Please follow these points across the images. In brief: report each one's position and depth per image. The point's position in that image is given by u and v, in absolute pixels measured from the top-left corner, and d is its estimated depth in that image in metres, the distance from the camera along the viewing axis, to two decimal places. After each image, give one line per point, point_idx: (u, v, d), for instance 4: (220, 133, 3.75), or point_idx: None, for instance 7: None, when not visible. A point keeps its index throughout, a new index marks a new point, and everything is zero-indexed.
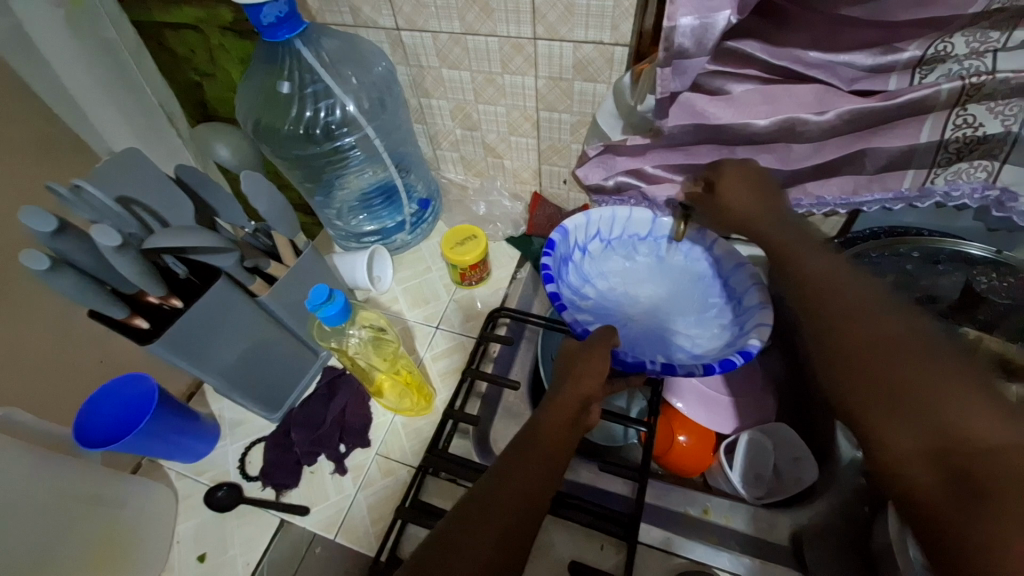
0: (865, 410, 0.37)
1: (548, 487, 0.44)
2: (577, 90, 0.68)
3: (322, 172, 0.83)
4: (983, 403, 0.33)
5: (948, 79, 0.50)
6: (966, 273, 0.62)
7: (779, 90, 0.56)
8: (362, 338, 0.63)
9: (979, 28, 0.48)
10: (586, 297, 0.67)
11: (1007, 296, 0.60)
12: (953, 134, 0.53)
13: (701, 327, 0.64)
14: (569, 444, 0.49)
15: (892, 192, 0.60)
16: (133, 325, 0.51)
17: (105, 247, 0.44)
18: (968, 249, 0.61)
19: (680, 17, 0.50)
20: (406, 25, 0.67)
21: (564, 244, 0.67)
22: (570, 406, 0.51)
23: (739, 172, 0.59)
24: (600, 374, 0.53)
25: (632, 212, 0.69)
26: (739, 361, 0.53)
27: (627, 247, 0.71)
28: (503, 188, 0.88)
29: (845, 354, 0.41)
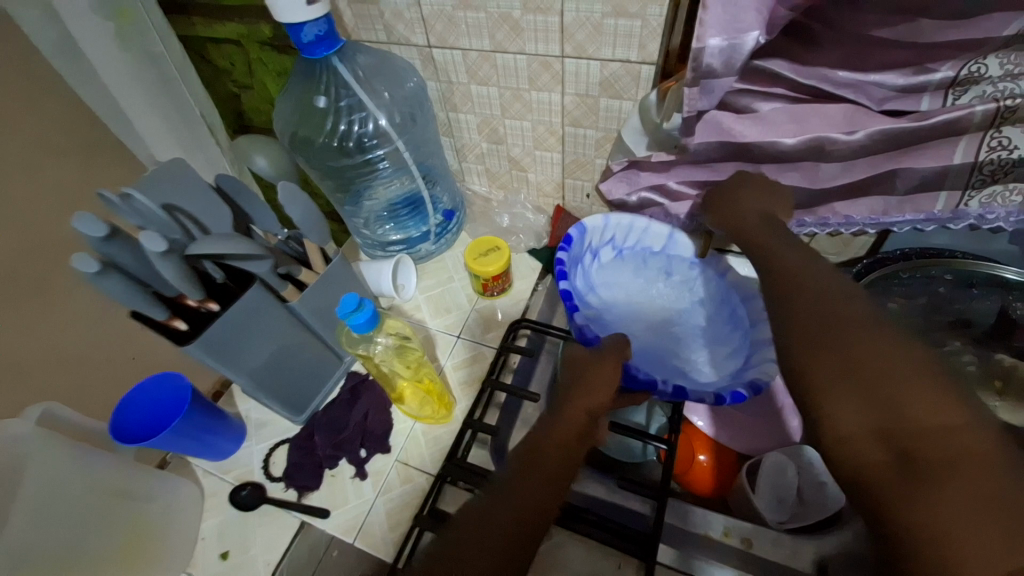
0: (823, 392, 0.40)
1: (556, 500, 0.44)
2: (603, 106, 0.69)
3: (351, 180, 0.85)
4: (924, 384, 0.36)
5: (982, 101, 0.50)
6: (1002, 298, 0.60)
7: (808, 109, 0.56)
8: (387, 346, 0.64)
9: (1013, 50, 0.48)
10: (591, 303, 0.68)
11: None
12: (986, 156, 0.53)
13: (704, 352, 0.64)
14: (577, 458, 0.48)
15: (923, 213, 0.59)
16: (172, 327, 0.53)
17: (151, 252, 0.47)
18: (1004, 273, 0.59)
19: (708, 38, 0.50)
20: (437, 43, 0.69)
21: (580, 243, 0.68)
22: (576, 419, 0.51)
23: (756, 188, 0.60)
24: (608, 388, 0.53)
25: (649, 225, 0.70)
26: (746, 394, 0.53)
27: (638, 260, 0.72)
28: (527, 201, 0.90)
29: (807, 339, 0.43)
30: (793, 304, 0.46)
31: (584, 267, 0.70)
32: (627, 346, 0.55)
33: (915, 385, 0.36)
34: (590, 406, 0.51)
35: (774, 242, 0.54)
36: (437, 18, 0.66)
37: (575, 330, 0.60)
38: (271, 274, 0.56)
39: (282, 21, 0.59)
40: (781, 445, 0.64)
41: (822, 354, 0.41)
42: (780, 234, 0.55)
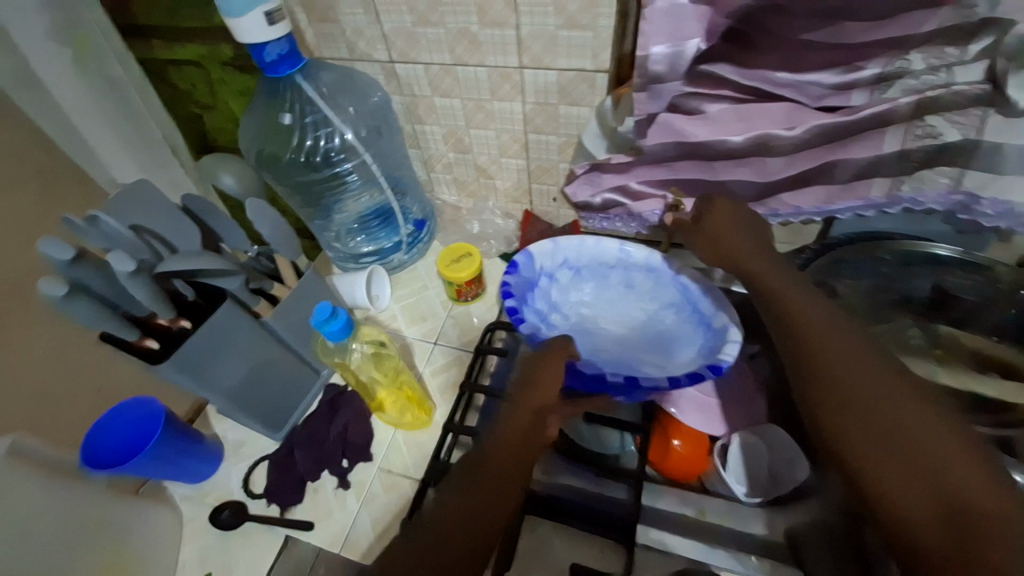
0: (870, 467, 0.40)
1: (504, 502, 0.46)
2: (562, 113, 0.72)
3: (320, 198, 0.86)
4: (966, 456, 0.37)
5: (907, 93, 0.55)
6: (935, 274, 0.65)
7: (752, 107, 0.60)
8: (363, 353, 0.65)
9: (935, 46, 0.52)
10: (553, 325, 0.68)
11: (974, 292, 0.63)
12: (915, 144, 0.57)
13: (672, 353, 0.64)
14: (526, 455, 0.50)
15: (863, 200, 0.63)
16: (143, 347, 0.53)
17: (119, 272, 0.47)
18: (937, 250, 0.64)
19: (652, 47, 0.55)
20: (400, 58, 0.71)
21: (529, 268, 0.71)
22: (523, 418, 0.52)
23: (711, 211, 0.64)
24: (555, 382, 0.56)
25: (599, 242, 0.72)
26: (709, 376, 0.57)
27: (597, 274, 0.72)
28: (496, 207, 0.91)
29: (840, 408, 0.44)
30: (805, 351, 0.48)
31: (541, 290, 0.70)
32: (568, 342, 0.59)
33: (938, 437, 0.39)
34: (537, 403, 0.54)
35: (776, 283, 0.56)
36: (399, 35, 0.68)
37: (528, 337, 0.64)
38: (241, 291, 0.57)
39: (245, 41, 0.60)
40: (752, 425, 0.64)
41: (860, 424, 0.42)
42: (784, 274, 0.57)
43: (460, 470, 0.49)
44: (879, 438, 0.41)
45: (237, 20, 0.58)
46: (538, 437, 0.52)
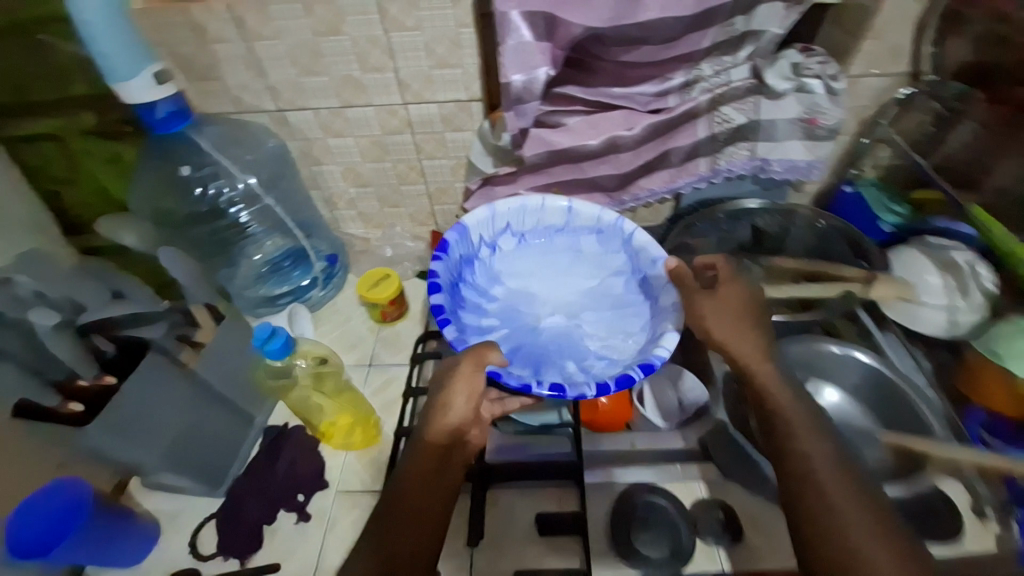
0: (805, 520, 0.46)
1: (421, 544, 0.48)
2: (449, 139, 0.82)
3: (226, 246, 0.85)
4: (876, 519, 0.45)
5: (704, 92, 0.74)
6: (749, 220, 0.83)
7: (602, 115, 0.75)
8: (307, 370, 0.67)
9: (718, 56, 0.73)
10: (495, 299, 0.73)
11: (777, 226, 0.83)
12: (718, 128, 0.76)
13: (615, 327, 0.69)
14: (441, 480, 0.53)
15: (696, 175, 0.79)
16: (71, 412, 0.58)
17: (42, 327, 0.59)
18: (748, 204, 0.82)
19: (511, 76, 0.68)
20: (288, 106, 0.77)
21: (467, 244, 0.73)
22: (437, 441, 0.54)
23: (720, 297, 0.59)
24: (473, 397, 0.56)
25: (543, 203, 0.74)
26: (637, 376, 0.58)
27: (542, 238, 0.77)
28: (404, 232, 0.97)
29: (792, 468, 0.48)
30: (793, 453, 0.49)
31: (481, 263, 0.75)
32: (495, 348, 0.57)
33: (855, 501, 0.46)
34: (453, 424, 0.55)
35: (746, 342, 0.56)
36: (285, 86, 0.74)
37: (453, 340, 0.64)
38: (169, 335, 0.63)
39: (132, 102, 0.64)
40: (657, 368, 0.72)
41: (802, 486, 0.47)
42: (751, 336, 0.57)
43: (395, 508, 0.49)
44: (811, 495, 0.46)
45: (124, 83, 0.63)
46: (456, 455, 0.56)
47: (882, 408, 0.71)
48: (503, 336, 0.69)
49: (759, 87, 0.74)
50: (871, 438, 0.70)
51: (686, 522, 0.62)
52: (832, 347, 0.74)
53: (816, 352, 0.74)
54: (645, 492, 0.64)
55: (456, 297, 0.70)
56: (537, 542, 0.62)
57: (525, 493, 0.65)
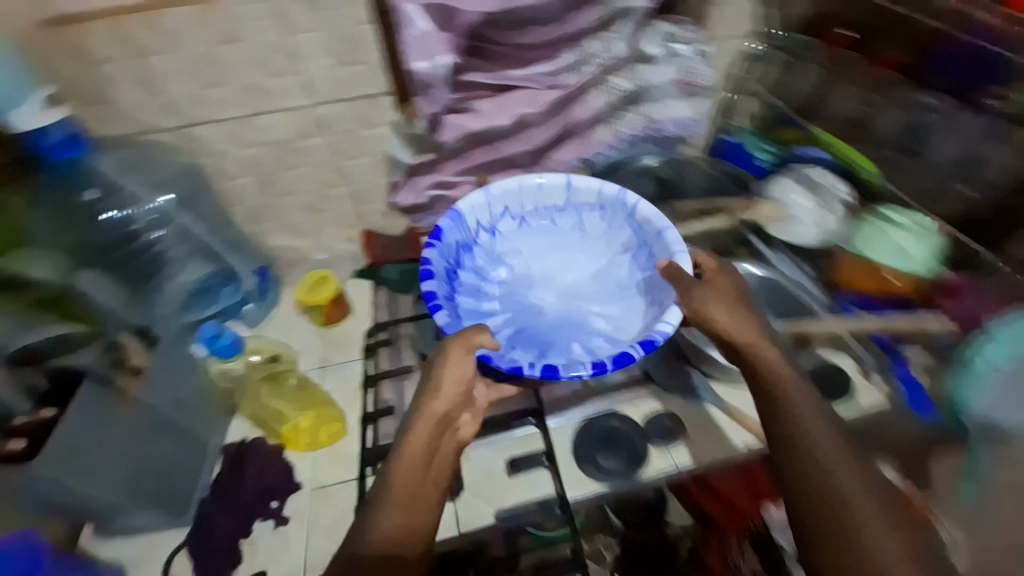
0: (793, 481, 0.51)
1: (420, 522, 0.51)
2: (365, 136, 0.84)
3: (147, 273, 0.81)
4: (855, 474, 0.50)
5: (595, 66, 0.81)
6: (654, 173, 0.92)
7: (510, 94, 0.79)
8: (258, 362, 0.76)
9: (605, 30, 0.79)
10: (497, 283, 0.76)
11: (678, 173, 0.92)
12: (609, 97, 0.84)
13: (618, 304, 0.73)
14: (435, 462, 0.54)
15: (599, 142, 0.88)
16: (10, 451, 0.53)
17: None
18: (646, 160, 0.91)
19: (415, 62, 0.73)
20: (190, 122, 0.75)
21: (465, 230, 0.74)
22: (426, 428, 0.56)
23: (712, 289, 0.63)
24: (462, 380, 0.58)
25: (540, 183, 0.76)
26: (637, 355, 0.61)
27: (543, 218, 0.78)
28: (334, 236, 0.97)
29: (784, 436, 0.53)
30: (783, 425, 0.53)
31: (482, 248, 0.76)
32: (484, 331, 0.60)
33: (837, 461, 0.51)
34: (442, 409, 0.57)
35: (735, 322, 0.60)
36: (184, 100, 0.72)
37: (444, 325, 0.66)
38: (102, 360, 0.61)
39: (23, 128, 0.64)
40: None
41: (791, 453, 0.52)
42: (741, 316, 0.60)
43: (393, 495, 0.51)
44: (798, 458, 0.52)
45: (12, 112, 0.64)
46: (447, 441, 0.57)
47: (782, 303, 0.84)
48: (506, 320, 0.72)
49: (638, 56, 0.82)
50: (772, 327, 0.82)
51: (643, 431, 0.75)
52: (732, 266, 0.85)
53: None
54: (608, 414, 0.76)
55: (452, 284, 0.72)
56: (509, 480, 0.73)
57: (494, 443, 0.76)
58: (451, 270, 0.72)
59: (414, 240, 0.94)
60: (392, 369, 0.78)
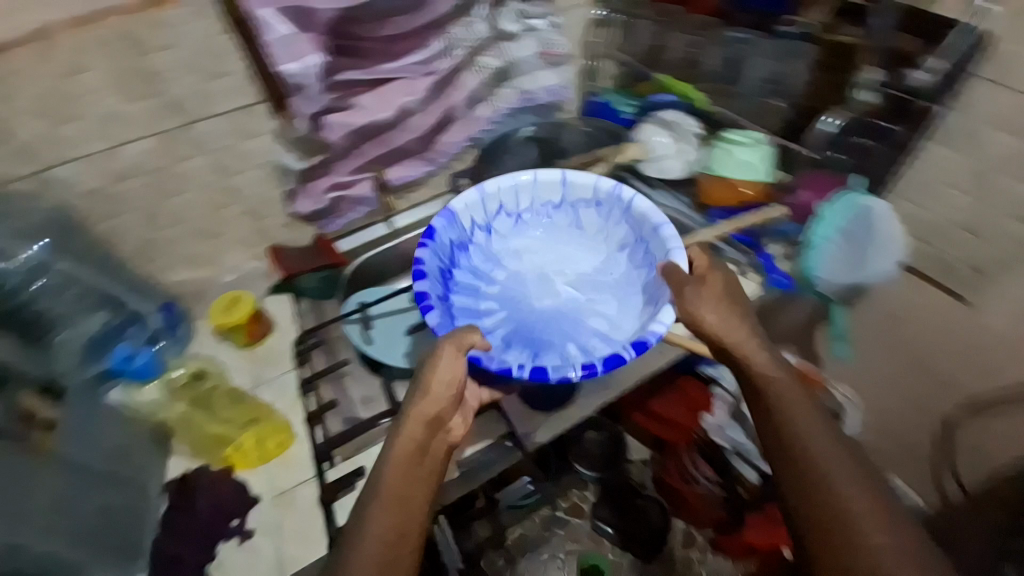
0: (793, 490, 0.56)
1: (410, 518, 0.55)
2: (248, 149, 0.83)
3: (31, 329, 0.77)
4: (854, 480, 0.54)
5: (462, 49, 0.87)
6: (534, 142, 1.00)
7: (388, 86, 0.82)
8: (184, 374, 0.86)
9: (464, 16, 0.84)
10: (494, 281, 0.79)
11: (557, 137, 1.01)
12: (481, 77, 0.91)
13: (612, 303, 0.77)
14: (422, 459, 0.60)
15: (483, 120, 0.95)
16: None
17: None
18: (525, 131, 0.99)
19: (282, 65, 0.72)
20: (45, 163, 0.70)
21: (461, 229, 0.78)
22: (415, 429, 0.60)
23: (704, 287, 0.68)
24: (454, 380, 0.62)
25: (534, 180, 0.79)
26: (629, 356, 0.64)
27: (538, 216, 0.82)
28: (239, 257, 0.95)
29: (785, 451, 0.58)
30: (786, 441, 0.58)
31: (477, 247, 0.80)
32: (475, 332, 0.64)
33: (838, 471, 0.55)
34: (431, 411, 0.61)
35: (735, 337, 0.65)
36: (32, 141, 0.68)
37: (437, 325, 0.68)
38: (9, 417, 0.67)
39: None
40: None
41: (789, 465, 0.57)
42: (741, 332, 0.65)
43: (382, 496, 0.56)
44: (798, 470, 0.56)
45: None
46: (437, 442, 0.61)
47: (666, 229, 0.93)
48: (503, 320, 0.76)
49: (500, 33, 0.89)
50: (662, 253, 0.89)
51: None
52: None
53: None
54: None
55: (447, 282, 0.75)
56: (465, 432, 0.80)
57: None
58: (445, 270, 0.75)
59: (324, 246, 0.93)
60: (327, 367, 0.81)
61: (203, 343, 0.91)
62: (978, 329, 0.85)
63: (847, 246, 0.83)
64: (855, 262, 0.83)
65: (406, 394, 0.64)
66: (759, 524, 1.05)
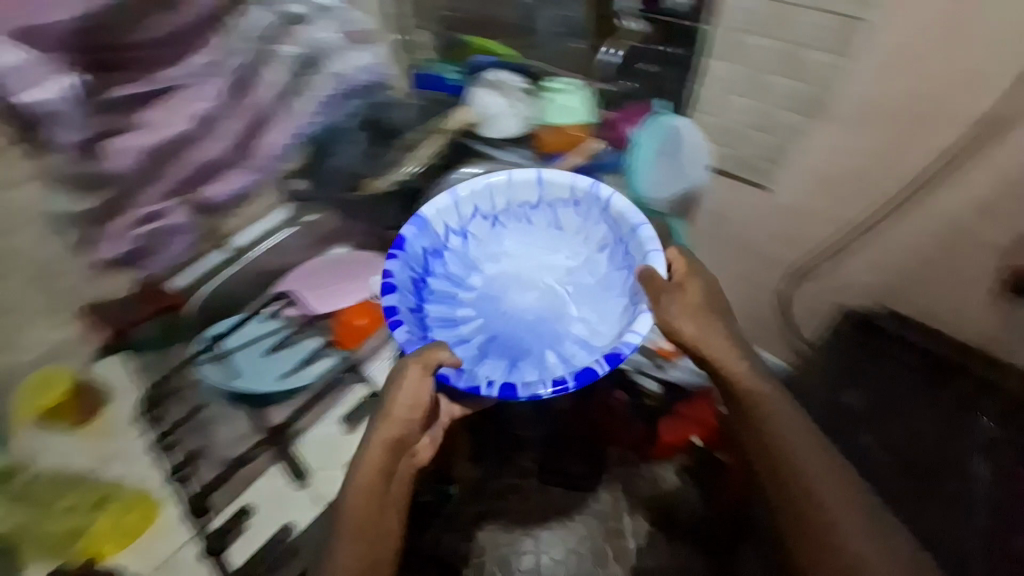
0: (771, 475, 0.64)
1: (381, 534, 0.65)
2: (11, 203, 0.72)
3: None
4: (830, 467, 0.63)
5: (250, 41, 0.82)
6: (359, 129, 0.92)
7: (168, 97, 0.76)
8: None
9: (240, 5, 0.80)
10: (471, 287, 0.79)
11: (387, 118, 0.93)
12: (284, 68, 0.87)
13: (593, 308, 0.77)
14: (385, 481, 0.66)
15: (307, 114, 0.90)
16: None
17: None
18: (345, 121, 0.92)
19: (23, 94, 0.64)
20: None
21: (432, 235, 0.78)
22: (377, 455, 0.66)
23: (681, 295, 0.70)
24: (418, 404, 0.67)
25: (511, 179, 0.79)
26: (601, 370, 0.65)
27: (514, 216, 0.81)
28: (53, 326, 0.84)
29: (761, 442, 0.65)
30: (766, 436, 0.65)
31: (453, 251, 0.80)
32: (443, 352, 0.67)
33: (816, 461, 0.63)
34: (392, 437, 0.67)
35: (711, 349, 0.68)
36: None
37: (403, 341, 0.70)
38: None
39: None
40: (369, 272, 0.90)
41: (764, 458, 0.65)
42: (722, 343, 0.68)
43: (350, 526, 0.64)
44: (774, 458, 0.64)
45: None
46: (402, 463, 0.68)
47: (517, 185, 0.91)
48: (479, 327, 0.76)
49: (287, 17, 0.84)
50: None
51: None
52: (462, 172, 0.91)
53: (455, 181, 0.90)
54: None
55: (420, 293, 0.76)
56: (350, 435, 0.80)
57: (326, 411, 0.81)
58: (418, 279, 0.76)
59: (146, 294, 0.85)
60: (180, 422, 0.78)
61: (15, 424, 0.81)
62: (784, 211, 0.96)
63: (665, 163, 0.91)
64: (675, 174, 0.93)
65: (370, 419, 0.69)
66: (672, 425, 1.02)
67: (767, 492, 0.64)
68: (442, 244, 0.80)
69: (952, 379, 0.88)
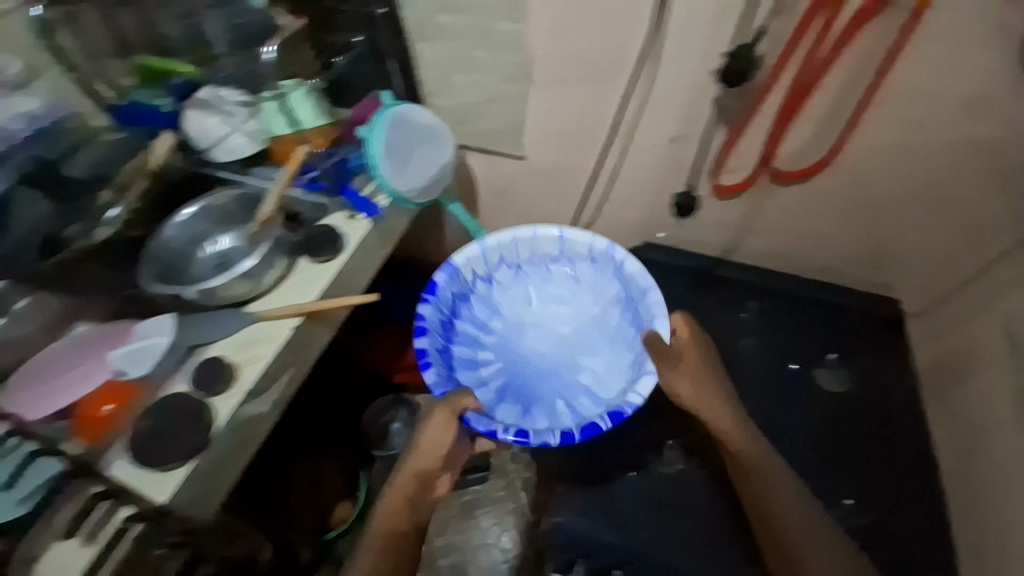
0: (773, 548, 0.74)
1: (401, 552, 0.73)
2: None
3: None
4: (823, 536, 0.72)
5: None
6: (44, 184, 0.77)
7: None
8: None
9: None
10: (490, 331, 0.92)
11: (75, 167, 0.79)
12: None
13: (599, 360, 0.89)
14: (410, 504, 0.76)
15: None
16: None
17: None
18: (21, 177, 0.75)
19: None
20: None
21: (461, 280, 0.89)
22: (407, 481, 0.76)
23: (681, 364, 0.78)
24: (447, 444, 0.77)
25: (536, 238, 0.91)
26: (604, 427, 0.76)
27: (537, 267, 0.94)
28: None
29: (764, 519, 0.75)
30: (772, 520, 0.74)
31: (478, 295, 0.93)
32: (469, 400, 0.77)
33: (811, 533, 0.72)
34: (420, 467, 0.77)
35: (718, 424, 0.78)
36: None
37: (432, 382, 0.81)
38: None
39: None
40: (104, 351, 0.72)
41: (767, 532, 0.75)
42: (726, 419, 0.78)
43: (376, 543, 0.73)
44: (774, 530, 0.74)
45: None
46: (423, 492, 0.77)
47: (247, 212, 0.83)
48: (497, 370, 0.89)
49: None
50: (244, 246, 0.79)
51: (198, 391, 0.71)
52: (179, 215, 0.80)
53: (174, 228, 0.80)
54: (167, 399, 0.70)
55: (447, 333, 0.88)
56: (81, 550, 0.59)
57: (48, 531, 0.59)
58: (446, 320, 0.88)
59: None
60: None
61: None
62: (542, 173, 1.01)
63: (399, 151, 0.88)
64: (408, 169, 0.88)
65: (404, 448, 0.79)
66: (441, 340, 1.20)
67: (761, 539, 0.76)
68: (470, 287, 0.92)
69: (713, 288, 1.09)
